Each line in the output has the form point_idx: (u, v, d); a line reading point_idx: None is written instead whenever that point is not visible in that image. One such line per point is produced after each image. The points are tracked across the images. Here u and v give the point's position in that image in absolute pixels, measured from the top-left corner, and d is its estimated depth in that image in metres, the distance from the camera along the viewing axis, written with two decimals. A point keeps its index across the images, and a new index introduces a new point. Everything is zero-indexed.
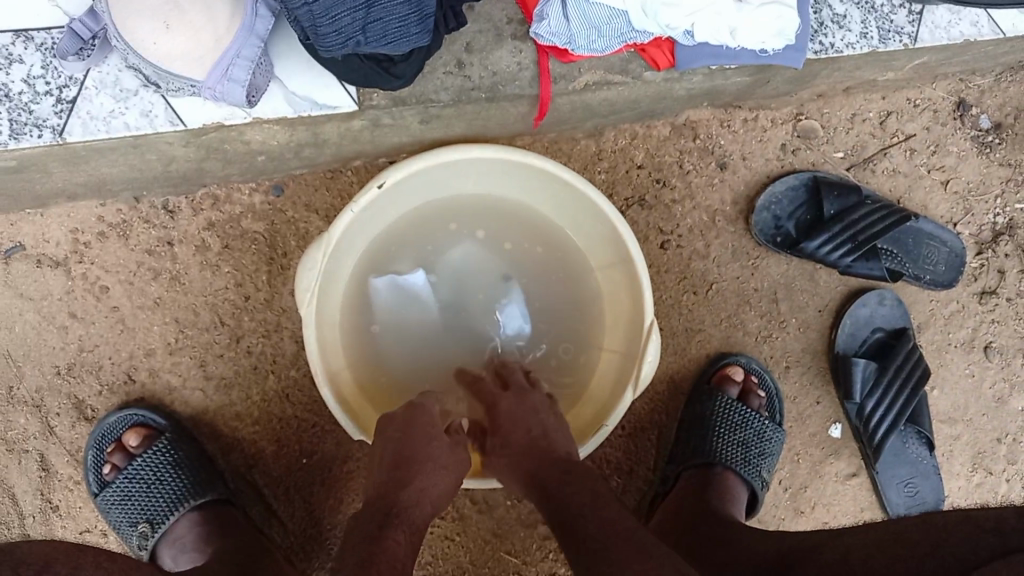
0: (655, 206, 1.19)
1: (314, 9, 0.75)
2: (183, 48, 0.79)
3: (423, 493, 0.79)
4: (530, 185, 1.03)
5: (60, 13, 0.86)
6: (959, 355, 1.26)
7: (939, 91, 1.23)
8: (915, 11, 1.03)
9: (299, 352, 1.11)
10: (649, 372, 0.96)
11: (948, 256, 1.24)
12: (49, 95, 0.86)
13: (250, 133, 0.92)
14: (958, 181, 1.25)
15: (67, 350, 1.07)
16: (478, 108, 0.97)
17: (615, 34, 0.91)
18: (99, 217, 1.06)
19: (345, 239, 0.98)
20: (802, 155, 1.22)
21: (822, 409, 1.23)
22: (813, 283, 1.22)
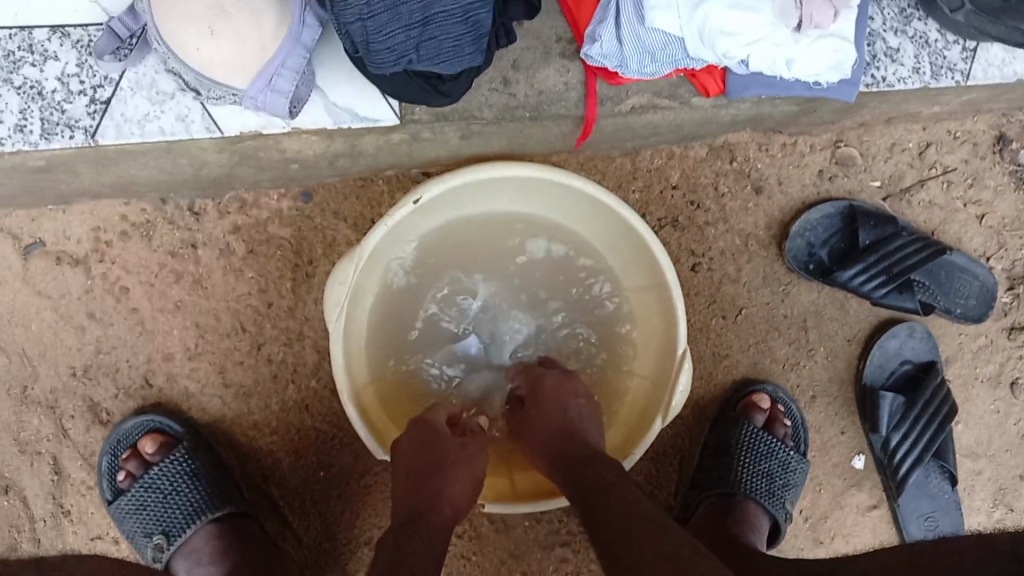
0: (687, 227, 1.16)
1: (368, 24, 0.73)
2: (227, 56, 0.76)
3: (452, 501, 0.82)
4: (569, 207, 1.01)
5: (97, 10, 0.83)
6: (984, 391, 1.25)
7: (980, 123, 1.21)
8: (970, 48, 1.00)
9: (321, 362, 1.08)
10: (679, 402, 0.94)
11: (980, 291, 1.22)
12: (83, 94, 0.83)
13: (287, 142, 0.89)
14: (994, 215, 1.23)
15: (84, 352, 1.05)
16: (521, 126, 0.94)
17: (668, 61, 0.88)
18: (123, 217, 1.03)
19: (377, 251, 0.94)
20: (839, 182, 1.19)
21: (846, 439, 1.22)
22: (843, 312, 1.20)
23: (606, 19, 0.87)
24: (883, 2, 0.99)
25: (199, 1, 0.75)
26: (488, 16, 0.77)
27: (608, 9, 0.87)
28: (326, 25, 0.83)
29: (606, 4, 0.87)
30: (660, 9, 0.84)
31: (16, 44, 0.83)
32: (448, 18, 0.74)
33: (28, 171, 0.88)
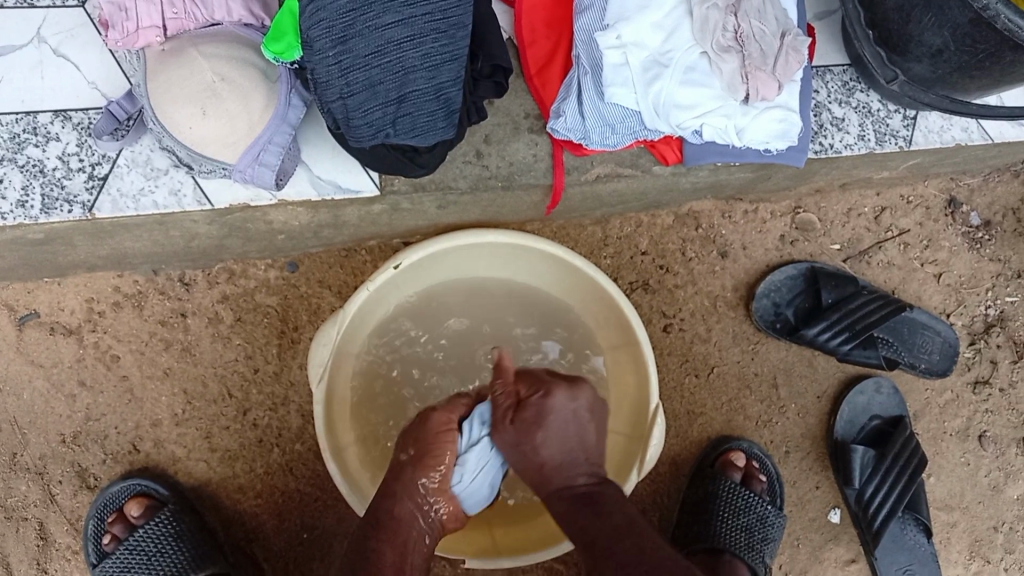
0: (658, 290, 1.22)
1: (348, 102, 0.79)
2: (217, 134, 0.82)
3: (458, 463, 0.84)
4: (542, 270, 1.06)
5: (98, 95, 0.90)
6: (953, 444, 1.28)
7: (931, 188, 1.28)
8: (910, 116, 1.09)
9: (304, 427, 1.11)
10: (654, 455, 0.97)
11: (942, 346, 1.27)
12: (82, 171, 0.89)
13: (273, 214, 0.95)
14: (950, 274, 1.30)
15: (74, 419, 1.08)
16: (494, 195, 1.00)
17: (627, 131, 0.95)
18: (115, 288, 1.07)
19: (360, 313, 0.99)
20: (801, 246, 1.26)
21: (821, 494, 1.24)
22: (811, 369, 1.25)
23: (569, 96, 0.95)
24: (826, 76, 1.07)
25: (192, 85, 0.81)
26: (459, 95, 0.84)
27: (571, 87, 0.95)
28: (309, 107, 0.91)
29: (569, 84, 0.96)
30: (617, 86, 0.92)
31: (22, 127, 0.89)
32: (422, 96, 0.81)
33: (28, 244, 0.93)
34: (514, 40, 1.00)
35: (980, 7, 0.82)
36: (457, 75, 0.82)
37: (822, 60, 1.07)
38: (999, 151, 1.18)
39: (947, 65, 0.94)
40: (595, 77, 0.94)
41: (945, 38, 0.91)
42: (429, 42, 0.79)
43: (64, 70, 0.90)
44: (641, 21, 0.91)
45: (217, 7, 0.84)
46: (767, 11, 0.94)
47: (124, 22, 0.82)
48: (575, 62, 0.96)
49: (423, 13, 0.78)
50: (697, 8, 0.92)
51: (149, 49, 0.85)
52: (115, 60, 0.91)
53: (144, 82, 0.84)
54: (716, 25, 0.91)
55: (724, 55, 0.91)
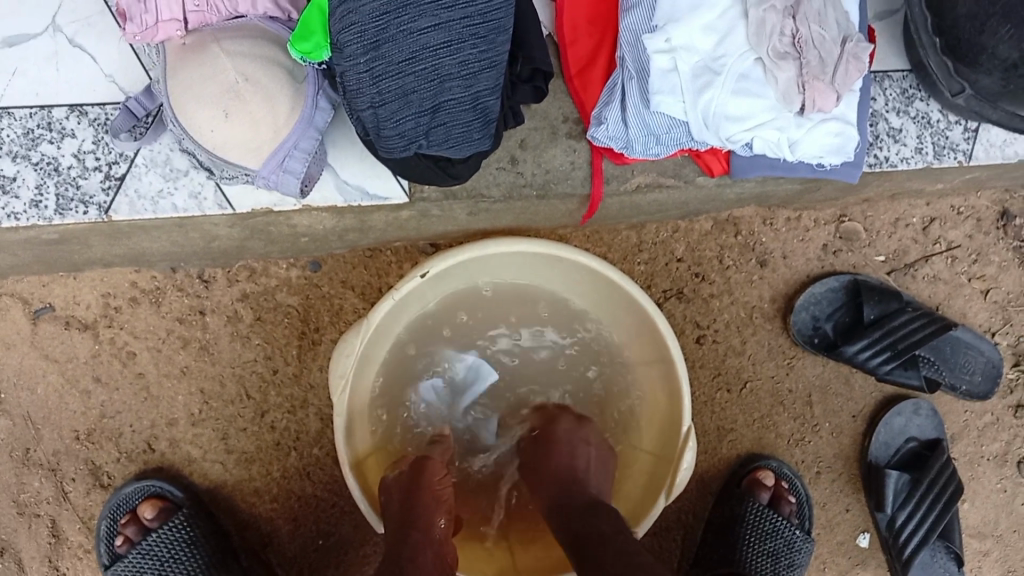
0: (692, 299, 1.17)
1: (379, 112, 0.75)
2: (239, 139, 0.78)
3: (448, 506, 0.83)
4: (575, 279, 1.01)
5: (116, 89, 0.86)
6: (990, 468, 1.24)
7: (984, 200, 1.22)
8: (971, 128, 1.02)
9: (323, 431, 1.08)
10: (683, 479, 0.92)
11: (986, 367, 1.22)
12: (98, 170, 0.85)
13: (297, 218, 0.91)
14: (998, 290, 1.24)
15: (88, 416, 1.05)
16: (528, 204, 0.95)
17: (672, 142, 0.90)
18: (132, 283, 1.04)
19: (382, 323, 0.95)
20: (843, 257, 1.20)
21: (851, 516, 1.21)
22: (848, 387, 1.20)
23: (611, 102, 0.90)
24: (885, 83, 1.00)
25: (213, 84, 0.76)
26: (496, 103, 0.79)
27: (613, 93, 0.90)
28: (337, 108, 0.86)
29: (612, 88, 0.90)
30: (665, 94, 0.86)
31: (35, 121, 0.85)
32: (458, 106, 0.76)
33: (43, 242, 0.90)
34: (554, 37, 0.95)
35: None
36: (495, 82, 0.77)
37: (881, 66, 1.01)
38: None
39: (1020, 81, 0.86)
40: (640, 83, 0.88)
41: (1022, 53, 0.84)
42: (467, 48, 0.73)
43: (80, 60, 0.85)
44: (693, 24, 0.85)
45: None
46: (828, 16, 0.87)
47: (143, 14, 0.78)
48: (619, 64, 0.90)
49: (461, 16, 0.72)
50: (754, 11, 0.85)
51: (169, 42, 0.80)
52: (133, 50, 0.86)
53: (163, 78, 0.79)
54: (774, 29, 0.84)
55: (781, 62, 0.84)
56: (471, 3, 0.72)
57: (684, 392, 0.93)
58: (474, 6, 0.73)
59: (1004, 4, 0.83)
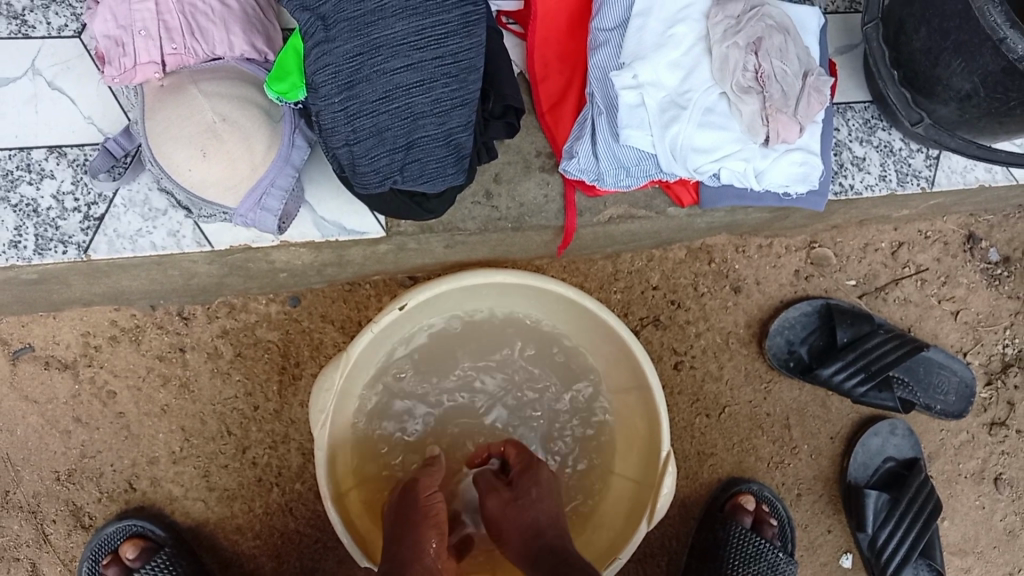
0: (669, 326, 1.18)
1: (354, 149, 0.76)
2: (217, 178, 0.79)
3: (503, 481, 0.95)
4: (551, 308, 1.02)
5: (95, 130, 0.87)
6: (968, 487, 1.25)
7: (951, 224, 1.25)
8: (933, 155, 1.06)
9: (304, 466, 1.08)
10: (664, 506, 0.93)
11: (958, 386, 1.24)
12: (77, 211, 0.86)
13: (275, 254, 0.93)
14: (968, 311, 1.26)
15: (69, 456, 1.05)
16: (504, 235, 0.97)
17: (642, 174, 0.92)
18: (112, 321, 1.04)
19: (360, 358, 0.95)
20: (815, 281, 1.22)
21: (833, 538, 1.21)
22: (824, 409, 1.22)
23: (582, 137, 0.93)
24: (848, 113, 1.04)
25: (191, 125, 0.78)
26: (469, 139, 0.81)
27: (584, 128, 0.93)
28: (313, 147, 0.88)
29: (582, 123, 0.93)
30: (633, 128, 0.88)
31: (14, 163, 0.86)
32: (431, 142, 0.77)
33: (22, 284, 0.90)
34: (526, 74, 0.98)
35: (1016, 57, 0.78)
36: (469, 119, 0.79)
37: (844, 97, 1.04)
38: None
39: (975, 111, 0.90)
40: (609, 117, 0.91)
41: (974, 85, 0.87)
42: (440, 86, 0.76)
43: (60, 103, 0.87)
44: (659, 60, 0.88)
45: (219, 41, 0.82)
46: (791, 49, 0.90)
47: (122, 58, 0.80)
48: (589, 100, 0.93)
49: (433, 57, 0.75)
50: (717, 46, 0.87)
51: (148, 84, 0.81)
52: (113, 93, 0.88)
53: (141, 119, 0.81)
54: (737, 65, 0.87)
55: (744, 96, 0.87)
56: (443, 44, 0.75)
57: (662, 414, 0.95)
58: (447, 47, 0.75)
59: (954, 38, 0.85)
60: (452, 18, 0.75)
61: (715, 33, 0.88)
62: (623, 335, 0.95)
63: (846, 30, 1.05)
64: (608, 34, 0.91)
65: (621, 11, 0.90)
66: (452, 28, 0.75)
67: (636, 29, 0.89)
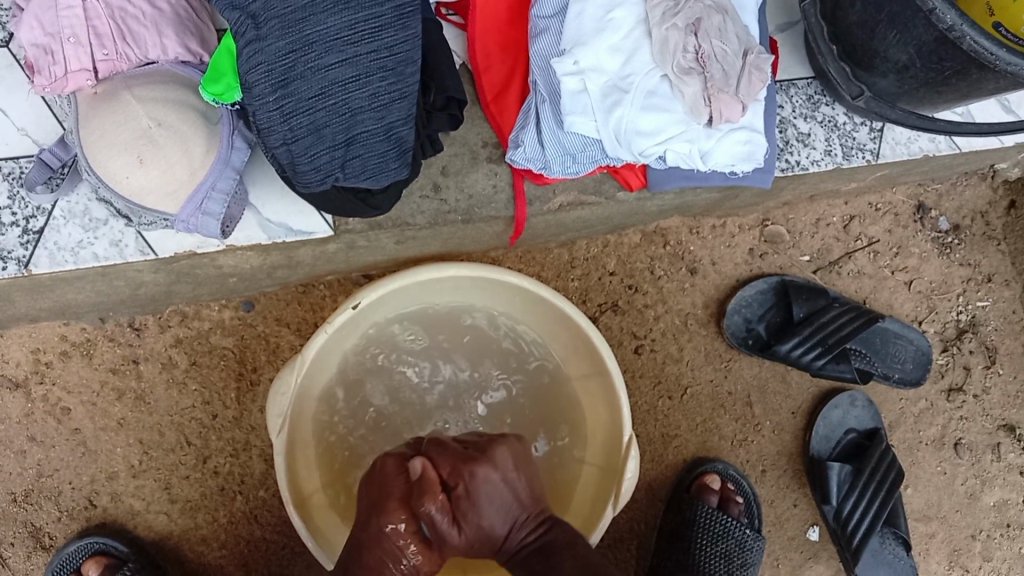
0: (628, 310, 1.19)
1: (293, 148, 0.75)
2: (156, 184, 0.78)
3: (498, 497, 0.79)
4: (507, 299, 1.02)
5: (29, 143, 0.85)
6: (929, 453, 1.27)
7: (900, 195, 1.27)
8: (876, 128, 1.07)
9: (268, 472, 1.07)
10: (629, 489, 0.93)
11: (915, 355, 1.26)
12: (15, 226, 0.84)
13: (223, 259, 0.91)
14: (921, 280, 1.28)
15: (25, 476, 1.03)
16: (455, 229, 0.97)
17: (589, 160, 0.92)
18: (62, 336, 1.02)
19: (315, 360, 0.94)
20: (770, 259, 1.23)
21: (800, 511, 1.23)
22: (785, 385, 1.23)
23: (527, 125, 0.92)
24: (791, 90, 1.04)
25: (125, 131, 0.76)
26: (411, 132, 0.80)
27: (528, 116, 0.92)
28: (253, 148, 0.86)
29: (526, 112, 0.93)
30: (577, 115, 0.88)
31: None
32: (371, 137, 0.76)
33: None
34: (468, 65, 0.97)
35: (948, 28, 0.78)
36: (409, 112, 0.78)
37: (786, 74, 1.05)
38: (969, 158, 1.16)
39: (913, 81, 0.91)
40: (553, 104, 0.90)
41: (910, 55, 0.88)
42: (376, 80, 0.75)
43: None
44: (600, 44, 0.88)
45: (152, 45, 0.80)
46: (730, 29, 0.90)
47: (51, 67, 0.78)
48: (532, 88, 0.93)
49: (367, 52, 0.74)
50: (656, 29, 0.87)
51: (80, 92, 0.79)
52: (45, 103, 0.86)
53: (75, 128, 0.79)
54: (676, 46, 0.87)
55: (685, 78, 0.87)
56: (377, 38, 0.74)
57: (621, 398, 0.95)
58: (380, 41, 0.74)
59: (888, 10, 0.86)
60: (385, 11, 0.75)
61: (654, 15, 0.87)
62: (579, 322, 0.95)
63: (784, 8, 1.06)
64: (548, 21, 0.91)
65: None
66: (385, 21, 0.75)
67: (575, 15, 0.89)
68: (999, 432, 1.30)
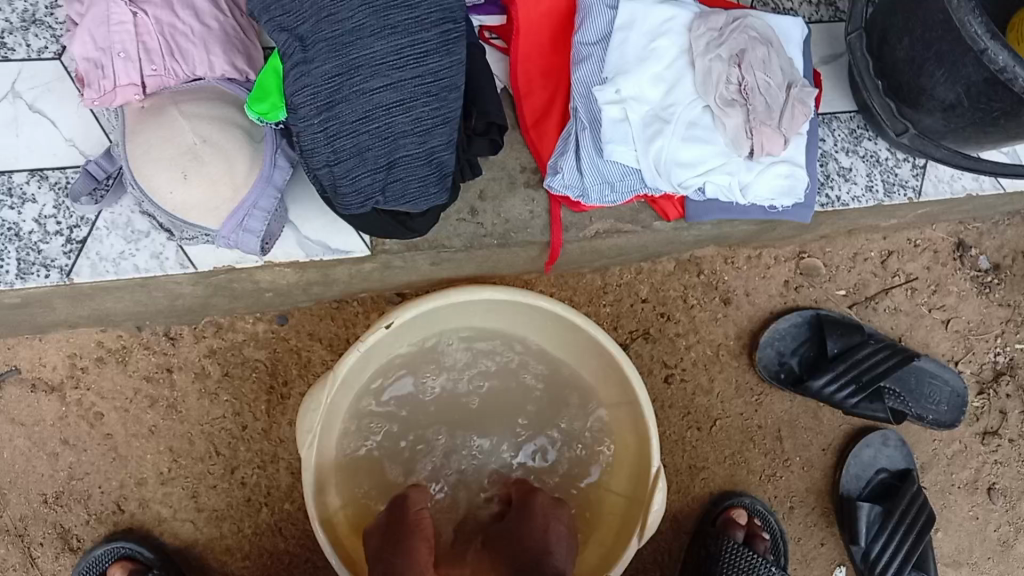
0: (659, 339, 1.18)
1: (335, 169, 0.76)
2: (199, 201, 0.79)
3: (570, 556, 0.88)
4: (540, 325, 1.02)
5: (76, 153, 0.87)
6: (962, 497, 1.25)
7: (939, 232, 1.25)
8: (919, 165, 1.06)
9: (294, 486, 1.08)
10: (654, 521, 0.92)
11: (951, 395, 1.24)
12: (59, 234, 0.86)
13: (260, 274, 0.92)
14: (959, 320, 1.26)
15: (56, 479, 1.04)
16: (490, 252, 0.97)
17: (626, 188, 0.92)
18: (98, 342, 1.04)
19: (346, 377, 0.94)
20: (805, 292, 1.22)
21: (827, 550, 1.21)
22: (816, 420, 1.21)
23: (566, 152, 0.92)
24: (833, 124, 1.03)
25: (172, 147, 0.77)
26: (451, 157, 0.80)
27: (567, 144, 0.92)
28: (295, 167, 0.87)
29: (566, 139, 0.92)
30: (617, 143, 0.88)
31: None
32: (412, 161, 0.77)
33: (5, 308, 0.90)
34: (509, 90, 0.97)
35: (1000, 69, 0.76)
36: (451, 137, 0.78)
37: (829, 108, 1.04)
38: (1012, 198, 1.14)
39: (960, 120, 0.89)
40: (593, 132, 0.90)
41: (958, 94, 0.86)
42: (420, 106, 0.75)
43: (41, 127, 0.87)
44: (642, 74, 0.88)
45: (199, 62, 0.81)
46: (774, 62, 0.90)
47: (101, 80, 0.79)
48: (572, 115, 0.92)
49: (412, 76, 0.75)
50: (700, 60, 0.88)
51: (129, 107, 0.81)
52: (94, 116, 0.87)
53: (123, 142, 0.81)
54: (720, 78, 0.87)
55: (727, 110, 0.87)
56: (423, 64, 0.75)
57: (651, 429, 0.94)
58: (426, 66, 0.75)
59: (937, 49, 0.85)
60: (432, 37, 0.75)
61: (698, 46, 0.88)
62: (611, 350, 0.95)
63: (829, 42, 1.05)
64: (591, 48, 0.91)
65: (603, 27, 0.90)
66: (431, 47, 0.75)
67: (619, 44, 0.89)
68: None
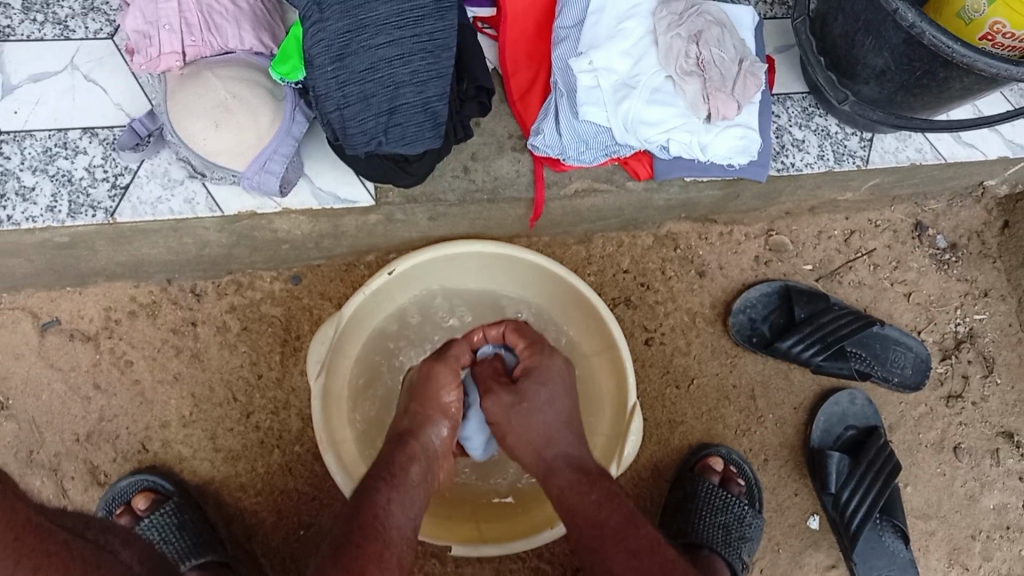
0: (639, 305, 1.29)
1: (344, 113, 0.89)
2: (227, 145, 0.92)
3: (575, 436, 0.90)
4: (528, 279, 1.14)
5: (123, 115, 1.01)
6: (929, 455, 1.33)
7: (898, 213, 1.37)
8: (866, 138, 1.18)
9: (304, 429, 1.18)
10: (631, 451, 1.02)
11: (914, 361, 1.33)
12: (105, 181, 0.99)
13: (278, 222, 1.05)
14: (920, 293, 1.36)
15: (88, 419, 1.14)
16: (481, 208, 1.10)
17: (600, 147, 1.05)
18: (132, 297, 1.16)
19: (353, 319, 1.06)
20: (774, 266, 1.33)
21: (800, 501, 1.29)
22: (788, 382, 1.31)
23: (547, 117, 1.05)
24: (787, 102, 1.16)
25: (205, 100, 0.91)
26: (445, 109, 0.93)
27: (548, 110, 1.05)
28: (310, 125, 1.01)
29: (546, 107, 1.06)
30: (590, 106, 1.01)
31: (53, 142, 0.99)
32: (410, 108, 0.90)
33: (54, 248, 1.02)
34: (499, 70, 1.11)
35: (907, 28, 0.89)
36: (443, 90, 0.91)
37: (783, 88, 1.17)
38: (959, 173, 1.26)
39: (891, 84, 1.02)
40: (570, 100, 1.04)
41: (885, 59, 0.99)
42: (417, 60, 0.89)
43: (93, 92, 1.01)
44: (611, 48, 1.02)
45: (231, 36, 0.95)
46: (728, 39, 1.03)
47: (148, 49, 0.93)
48: (553, 87, 1.06)
49: (410, 35, 0.89)
50: (662, 37, 1.01)
51: (170, 72, 0.95)
52: (139, 84, 1.02)
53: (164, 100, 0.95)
54: (679, 51, 1.00)
55: (686, 78, 1.00)
56: (420, 25, 0.89)
57: (629, 369, 1.05)
58: (422, 28, 0.89)
59: (863, 19, 0.98)
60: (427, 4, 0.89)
61: (660, 26, 1.02)
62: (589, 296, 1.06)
63: (781, 34, 1.19)
64: (568, 31, 1.05)
65: (579, 12, 1.04)
66: (427, 12, 0.89)
67: (591, 24, 1.03)
68: (998, 439, 1.35)
